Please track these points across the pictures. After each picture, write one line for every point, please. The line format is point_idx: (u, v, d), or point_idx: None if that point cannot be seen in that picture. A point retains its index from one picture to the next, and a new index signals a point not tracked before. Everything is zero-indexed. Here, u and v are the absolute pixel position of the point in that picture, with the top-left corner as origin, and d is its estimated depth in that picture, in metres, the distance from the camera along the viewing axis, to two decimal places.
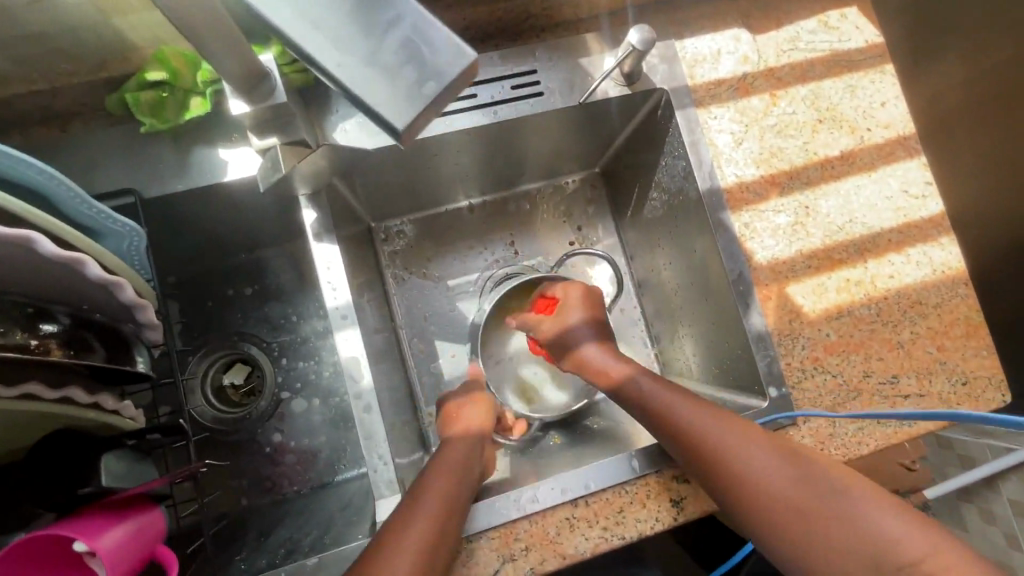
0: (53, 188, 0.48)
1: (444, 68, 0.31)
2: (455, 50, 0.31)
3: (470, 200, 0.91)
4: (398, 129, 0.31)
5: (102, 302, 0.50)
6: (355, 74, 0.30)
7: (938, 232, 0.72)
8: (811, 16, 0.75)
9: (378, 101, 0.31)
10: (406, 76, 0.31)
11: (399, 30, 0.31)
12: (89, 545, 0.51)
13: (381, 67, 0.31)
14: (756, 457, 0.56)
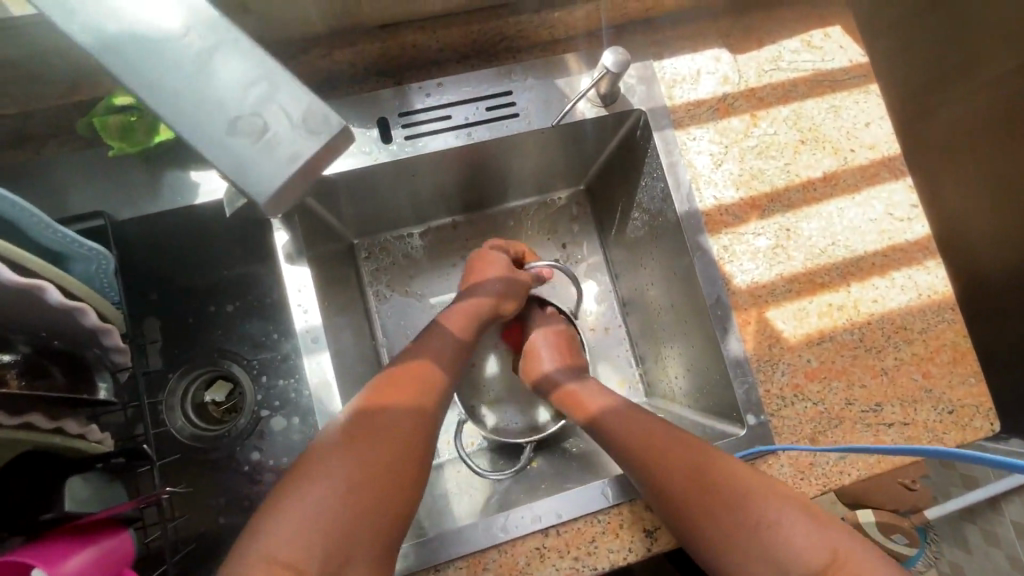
0: (16, 214, 0.48)
1: (316, 134, 0.31)
2: (328, 118, 0.31)
3: (454, 218, 0.91)
4: (261, 201, 0.31)
5: (66, 328, 0.49)
6: (224, 152, 0.31)
7: (923, 256, 0.70)
8: (794, 35, 0.74)
9: (241, 172, 0.31)
10: (274, 146, 0.31)
11: (270, 101, 0.31)
12: (48, 574, 0.50)
13: (247, 141, 0.31)
14: (715, 474, 0.55)
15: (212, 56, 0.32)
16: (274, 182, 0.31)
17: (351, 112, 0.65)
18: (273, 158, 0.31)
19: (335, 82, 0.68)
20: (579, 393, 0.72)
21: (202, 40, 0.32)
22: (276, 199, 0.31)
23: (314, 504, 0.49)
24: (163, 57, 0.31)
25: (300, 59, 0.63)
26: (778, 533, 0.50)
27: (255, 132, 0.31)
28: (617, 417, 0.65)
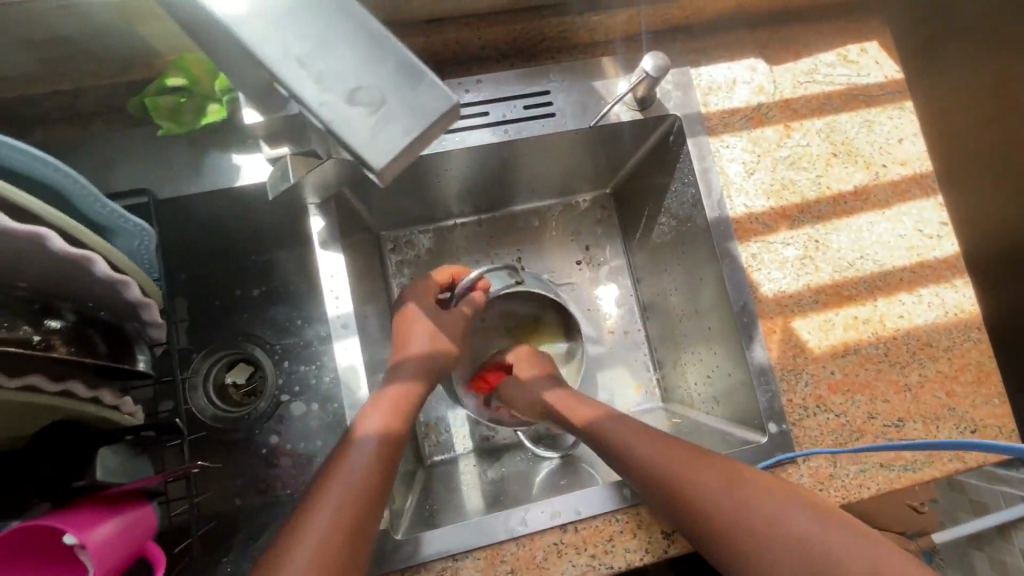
0: (68, 185, 0.49)
1: (425, 106, 0.35)
2: (437, 93, 0.36)
3: (464, 218, 0.91)
4: (376, 166, 0.35)
5: (110, 301, 0.50)
6: (347, 120, 0.35)
7: (952, 274, 0.70)
8: (831, 49, 0.74)
9: (358, 137, 0.35)
10: (390, 117, 0.35)
11: (386, 78, 0.36)
12: (78, 539, 0.51)
13: (366, 111, 0.35)
14: (727, 489, 0.54)
15: (334, 32, 0.36)
16: (391, 149, 0.35)
17: None
18: (390, 129, 0.35)
19: None
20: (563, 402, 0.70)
21: (323, 14, 0.36)
22: (391, 164, 0.35)
23: (329, 531, 0.47)
24: (294, 38, 0.36)
25: None
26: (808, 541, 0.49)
27: (376, 105, 0.35)
28: (612, 431, 0.63)
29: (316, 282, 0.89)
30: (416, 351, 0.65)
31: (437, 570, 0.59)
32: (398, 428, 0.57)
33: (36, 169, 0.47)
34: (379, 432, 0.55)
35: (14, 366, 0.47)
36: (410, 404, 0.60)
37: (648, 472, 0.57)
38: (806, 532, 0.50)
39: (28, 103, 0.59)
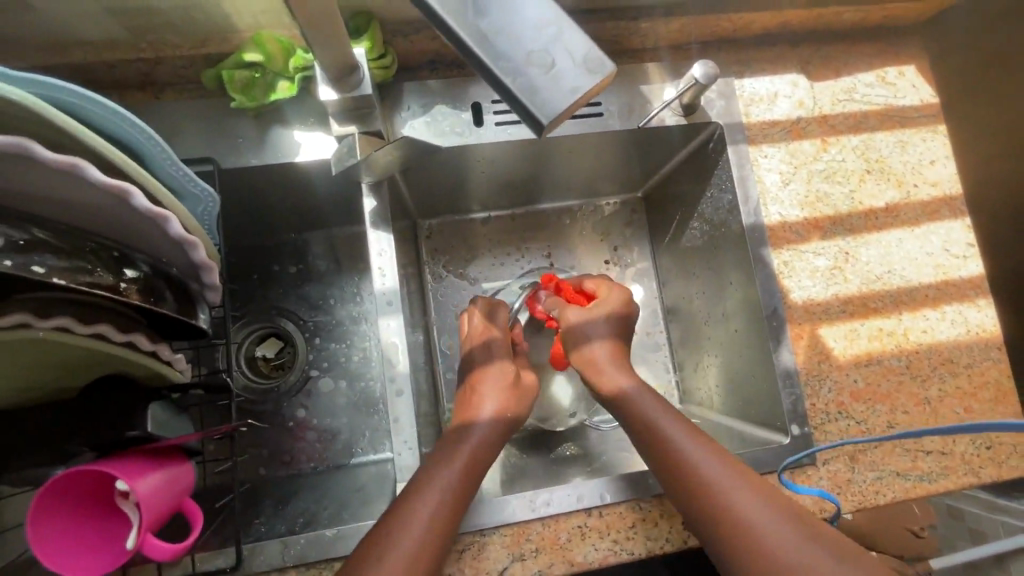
0: (147, 146, 0.52)
1: (593, 74, 0.35)
2: (603, 63, 0.35)
3: (486, 213, 0.94)
4: (541, 124, 0.34)
5: (179, 259, 0.53)
6: (517, 76, 0.34)
7: (975, 294, 0.72)
8: (870, 70, 0.77)
9: (525, 95, 0.34)
10: (559, 79, 0.34)
11: (559, 38, 0.35)
12: (128, 485, 0.53)
13: (536, 69, 0.34)
14: (728, 495, 0.53)
15: None
16: (556, 110, 0.34)
17: (448, 94, 0.69)
18: (556, 88, 0.34)
19: (436, 62, 0.70)
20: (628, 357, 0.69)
21: None
22: (552, 125, 0.34)
23: (440, 510, 0.53)
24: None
25: (411, 37, 0.66)
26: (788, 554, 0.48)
27: (544, 64, 0.34)
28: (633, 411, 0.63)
29: (351, 264, 0.91)
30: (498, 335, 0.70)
31: (465, 544, 0.61)
32: (509, 412, 0.64)
33: (120, 128, 0.50)
34: (495, 415, 0.63)
35: (88, 313, 0.49)
36: (517, 387, 0.67)
37: (664, 464, 0.58)
38: (786, 551, 0.48)
39: (107, 68, 0.62)
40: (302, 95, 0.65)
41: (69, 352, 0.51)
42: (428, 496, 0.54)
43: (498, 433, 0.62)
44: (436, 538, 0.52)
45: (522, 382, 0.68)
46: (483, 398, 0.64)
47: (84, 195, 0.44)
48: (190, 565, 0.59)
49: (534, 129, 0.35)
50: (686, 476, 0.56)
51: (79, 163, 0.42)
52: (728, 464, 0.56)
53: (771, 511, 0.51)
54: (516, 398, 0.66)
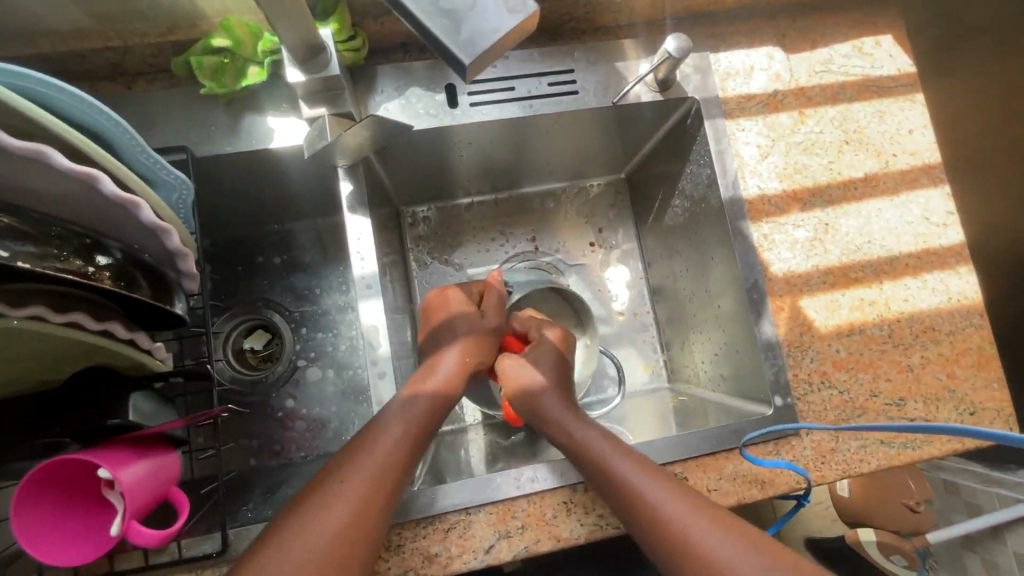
0: (116, 134, 0.51)
1: (516, 12, 0.34)
2: (526, 3, 0.35)
3: (470, 198, 0.93)
4: (465, 64, 0.34)
5: (152, 245, 0.53)
6: (438, 18, 0.34)
7: (956, 261, 0.72)
8: (846, 41, 0.77)
9: (447, 37, 0.34)
10: (481, 18, 0.34)
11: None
12: (112, 474, 0.53)
13: (458, 10, 0.34)
14: (681, 526, 0.51)
15: None
16: (478, 49, 0.34)
17: (424, 75, 0.69)
18: (477, 28, 0.34)
19: (408, 44, 0.70)
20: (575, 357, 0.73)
21: None
22: (476, 66, 0.35)
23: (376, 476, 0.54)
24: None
25: (381, 19, 0.66)
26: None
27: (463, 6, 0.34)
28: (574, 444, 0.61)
29: (336, 254, 0.91)
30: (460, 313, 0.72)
31: (451, 522, 0.61)
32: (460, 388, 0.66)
33: (87, 116, 0.49)
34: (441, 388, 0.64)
35: (61, 302, 0.49)
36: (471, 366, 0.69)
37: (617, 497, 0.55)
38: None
39: (77, 58, 0.62)
40: (274, 81, 0.65)
41: (46, 344, 0.51)
42: (377, 449, 0.56)
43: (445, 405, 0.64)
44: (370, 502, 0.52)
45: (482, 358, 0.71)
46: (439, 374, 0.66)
47: (52, 183, 0.44)
48: (177, 552, 0.59)
49: (460, 70, 0.35)
50: (633, 508, 0.54)
51: (44, 150, 0.42)
52: (673, 490, 0.54)
53: (719, 536, 0.49)
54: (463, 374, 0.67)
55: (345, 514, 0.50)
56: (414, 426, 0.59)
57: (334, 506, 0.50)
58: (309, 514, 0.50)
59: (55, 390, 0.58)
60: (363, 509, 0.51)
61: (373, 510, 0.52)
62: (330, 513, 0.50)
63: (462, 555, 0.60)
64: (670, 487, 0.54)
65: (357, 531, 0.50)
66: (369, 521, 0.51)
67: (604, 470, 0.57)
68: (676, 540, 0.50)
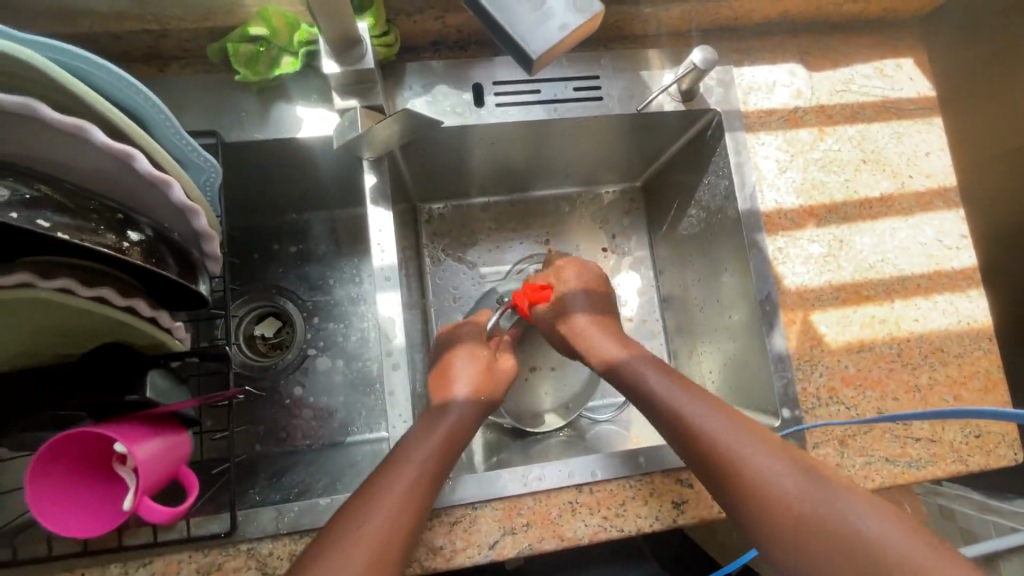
0: (154, 116, 0.52)
1: (583, 12, 0.39)
2: (591, 5, 0.39)
3: (486, 198, 0.94)
4: (533, 58, 0.38)
5: (181, 224, 0.53)
6: (506, 16, 0.38)
7: (967, 284, 0.73)
8: (868, 62, 0.78)
9: (519, 32, 0.38)
10: (547, 17, 0.39)
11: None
12: (127, 449, 0.54)
13: (527, 7, 0.39)
14: (720, 438, 0.56)
15: None
16: (545, 44, 0.38)
17: (451, 74, 0.70)
18: (545, 25, 0.38)
19: (438, 43, 0.72)
20: (590, 331, 0.70)
21: None
22: (541, 59, 0.39)
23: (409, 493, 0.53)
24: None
25: (414, 17, 0.67)
26: (816, 509, 0.49)
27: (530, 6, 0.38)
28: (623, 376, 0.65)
29: (350, 245, 0.92)
30: (470, 326, 0.70)
31: (457, 516, 0.62)
32: (484, 394, 0.65)
33: (126, 96, 0.51)
34: (468, 395, 0.63)
35: (88, 277, 0.50)
36: (488, 371, 0.66)
37: (662, 415, 0.61)
38: (805, 503, 0.50)
39: (115, 38, 0.63)
40: (306, 72, 0.67)
41: (73, 319, 0.52)
42: (411, 463, 0.55)
43: (474, 409, 0.63)
44: (401, 520, 0.51)
45: (497, 364, 0.69)
46: (456, 381, 0.64)
47: (91, 157, 0.45)
48: (186, 530, 0.59)
49: (526, 64, 0.39)
50: (698, 444, 0.57)
51: (85, 125, 0.43)
52: (743, 430, 0.56)
53: (785, 469, 0.53)
54: (487, 385, 0.65)
55: (378, 534, 0.50)
56: (433, 461, 0.56)
57: (355, 550, 0.48)
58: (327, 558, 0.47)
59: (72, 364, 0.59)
60: (385, 551, 0.49)
61: (394, 550, 0.50)
62: (351, 558, 0.47)
63: (466, 549, 0.61)
64: (739, 426, 0.57)
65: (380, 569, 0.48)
66: (392, 558, 0.49)
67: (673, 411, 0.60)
68: (748, 477, 0.53)
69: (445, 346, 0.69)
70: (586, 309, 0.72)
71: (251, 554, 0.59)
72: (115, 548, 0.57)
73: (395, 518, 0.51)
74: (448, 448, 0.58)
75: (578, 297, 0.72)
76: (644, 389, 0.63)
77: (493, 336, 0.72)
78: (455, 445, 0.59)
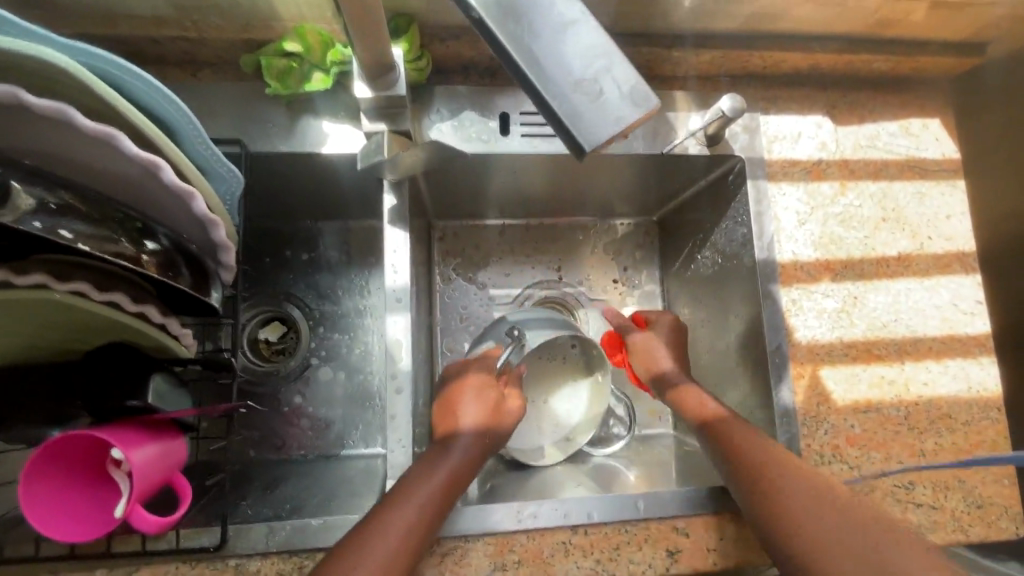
0: (181, 123, 0.52)
1: (637, 105, 0.37)
2: (648, 98, 0.38)
3: (500, 221, 0.94)
4: (581, 147, 0.37)
5: (198, 235, 0.53)
6: (561, 102, 0.37)
7: (979, 351, 0.72)
8: (894, 120, 0.78)
9: (569, 121, 0.37)
10: (601, 108, 0.37)
11: (607, 70, 0.38)
12: (124, 454, 0.53)
13: (580, 97, 0.37)
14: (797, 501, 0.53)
15: (568, 17, 0.38)
16: (596, 136, 0.37)
17: (477, 100, 0.70)
18: (597, 119, 0.37)
19: (468, 68, 0.72)
20: (694, 393, 0.69)
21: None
22: (588, 150, 0.38)
23: (407, 534, 0.53)
24: (531, 18, 0.38)
25: (447, 42, 0.67)
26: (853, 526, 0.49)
27: (587, 97, 0.37)
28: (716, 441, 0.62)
29: (361, 257, 0.91)
30: (483, 361, 0.68)
31: (448, 547, 0.61)
32: (489, 436, 0.63)
33: (157, 104, 0.51)
34: (473, 429, 0.62)
35: (103, 281, 0.50)
36: (495, 413, 0.65)
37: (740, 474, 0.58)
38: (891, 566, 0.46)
39: (150, 42, 0.63)
40: (336, 89, 0.67)
41: (79, 318, 0.52)
42: (414, 496, 0.55)
43: (478, 451, 0.62)
44: (397, 561, 0.51)
45: (504, 405, 0.66)
46: (462, 413, 0.64)
47: (118, 165, 0.45)
48: (175, 541, 0.58)
49: (573, 150, 0.38)
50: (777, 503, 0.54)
51: (116, 135, 0.43)
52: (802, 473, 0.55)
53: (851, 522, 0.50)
54: (495, 426, 0.64)
55: None
56: (433, 500, 0.56)
57: None
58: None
59: (75, 360, 0.58)
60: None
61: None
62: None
63: None
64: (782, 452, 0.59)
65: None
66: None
67: (724, 438, 0.62)
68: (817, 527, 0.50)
69: (455, 378, 0.67)
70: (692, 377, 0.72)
71: (237, 571, 0.58)
72: (102, 554, 0.56)
73: (390, 559, 0.51)
74: (451, 486, 0.58)
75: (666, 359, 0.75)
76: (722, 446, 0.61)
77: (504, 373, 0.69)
78: (457, 485, 0.58)
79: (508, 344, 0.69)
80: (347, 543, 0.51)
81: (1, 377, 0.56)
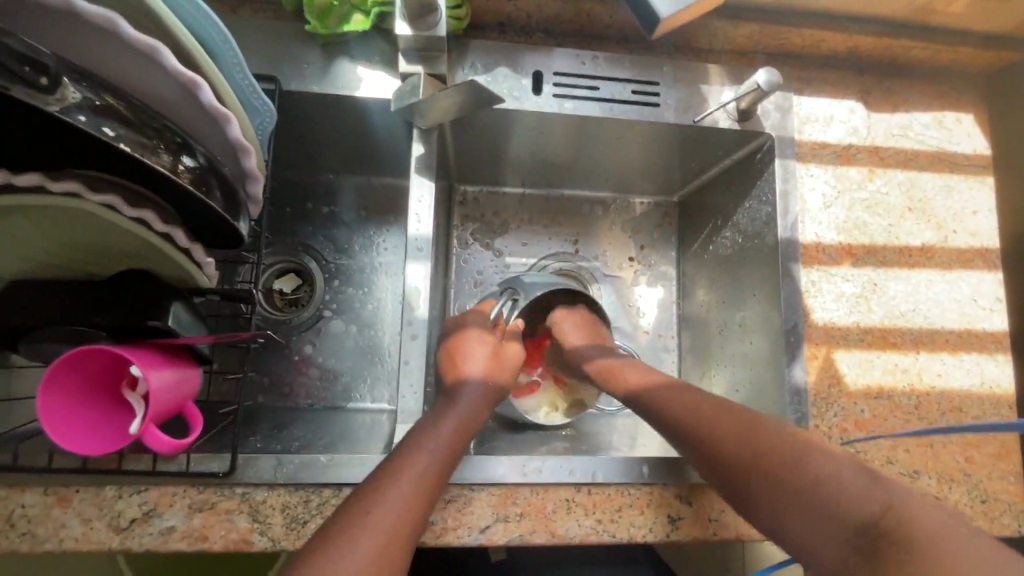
0: (218, 44, 0.52)
1: None
2: None
3: (522, 188, 0.94)
4: (661, 17, 0.53)
5: (232, 159, 0.53)
6: None
7: (995, 347, 0.72)
8: (928, 111, 0.77)
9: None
10: None
11: None
12: (142, 373, 0.53)
13: None
14: (718, 434, 0.54)
15: None
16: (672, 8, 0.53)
17: (512, 57, 0.70)
18: None
19: (505, 25, 0.72)
20: (612, 369, 0.69)
21: None
22: (666, 21, 0.53)
23: (422, 479, 0.51)
24: None
25: None
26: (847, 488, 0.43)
27: None
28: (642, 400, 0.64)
29: (380, 214, 0.92)
30: (474, 317, 0.70)
31: (452, 495, 0.61)
32: (494, 381, 0.65)
33: (198, 25, 0.51)
34: (479, 376, 0.64)
35: (135, 199, 0.50)
36: (499, 364, 0.67)
37: (671, 421, 0.59)
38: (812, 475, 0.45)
39: None
40: (372, 34, 0.68)
41: (103, 236, 0.50)
42: (427, 444, 0.54)
43: (485, 398, 0.63)
44: (413, 507, 0.49)
45: (503, 351, 0.69)
46: (470, 360, 0.65)
47: (159, 79, 0.46)
48: (185, 464, 0.59)
49: (654, 24, 0.54)
50: (708, 444, 0.54)
51: (159, 48, 0.43)
52: (728, 413, 0.55)
53: (773, 443, 0.50)
54: (500, 371, 0.67)
55: (394, 519, 0.47)
56: (442, 448, 0.55)
57: (360, 534, 0.45)
58: (334, 549, 0.43)
59: (88, 284, 0.56)
60: (391, 540, 0.46)
61: (402, 538, 0.47)
62: (356, 545, 0.44)
63: (456, 529, 0.61)
64: (751, 419, 0.53)
65: (386, 564, 0.45)
66: (398, 549, 0.46)
67: (679, 412, 0.59)
68: (744, 453, 0.51)
69: (454, 331, 0.69)
70: (602, 354, 0.73)
71: (245, 499, 0.59)
72: (114, 470, 0.57)
73: (406, 503, 0.49)
74: (462, 438, 0.57)
75: (587, 347, 0.75)
76: (647, 405, 0.63)
77: (499, 324, 0.72)
78: (469, 428, 0.59)
79: (502, 298, 0.74)
80: (358, 496, 0.49)
81: (17, 290, 0.55)
